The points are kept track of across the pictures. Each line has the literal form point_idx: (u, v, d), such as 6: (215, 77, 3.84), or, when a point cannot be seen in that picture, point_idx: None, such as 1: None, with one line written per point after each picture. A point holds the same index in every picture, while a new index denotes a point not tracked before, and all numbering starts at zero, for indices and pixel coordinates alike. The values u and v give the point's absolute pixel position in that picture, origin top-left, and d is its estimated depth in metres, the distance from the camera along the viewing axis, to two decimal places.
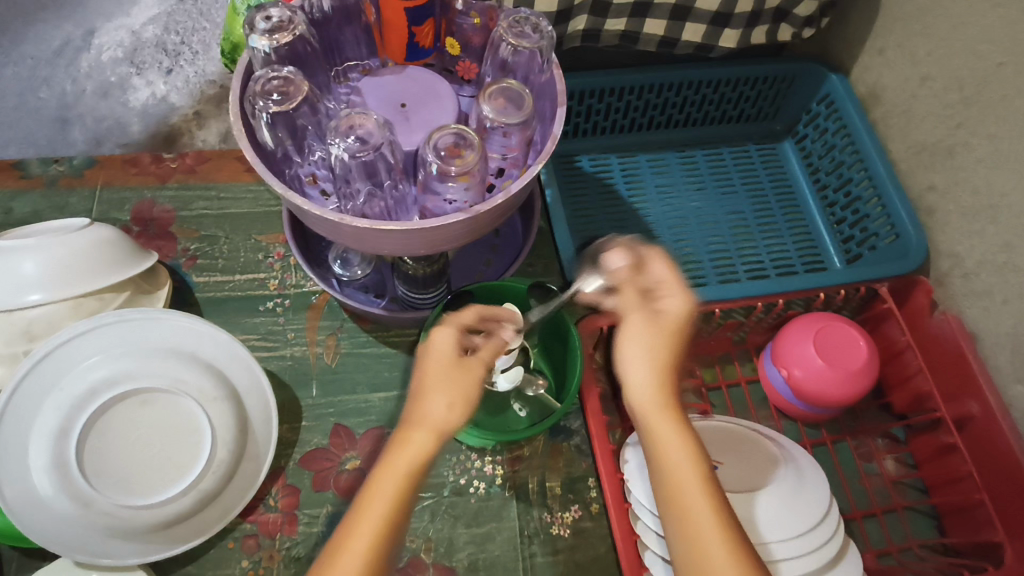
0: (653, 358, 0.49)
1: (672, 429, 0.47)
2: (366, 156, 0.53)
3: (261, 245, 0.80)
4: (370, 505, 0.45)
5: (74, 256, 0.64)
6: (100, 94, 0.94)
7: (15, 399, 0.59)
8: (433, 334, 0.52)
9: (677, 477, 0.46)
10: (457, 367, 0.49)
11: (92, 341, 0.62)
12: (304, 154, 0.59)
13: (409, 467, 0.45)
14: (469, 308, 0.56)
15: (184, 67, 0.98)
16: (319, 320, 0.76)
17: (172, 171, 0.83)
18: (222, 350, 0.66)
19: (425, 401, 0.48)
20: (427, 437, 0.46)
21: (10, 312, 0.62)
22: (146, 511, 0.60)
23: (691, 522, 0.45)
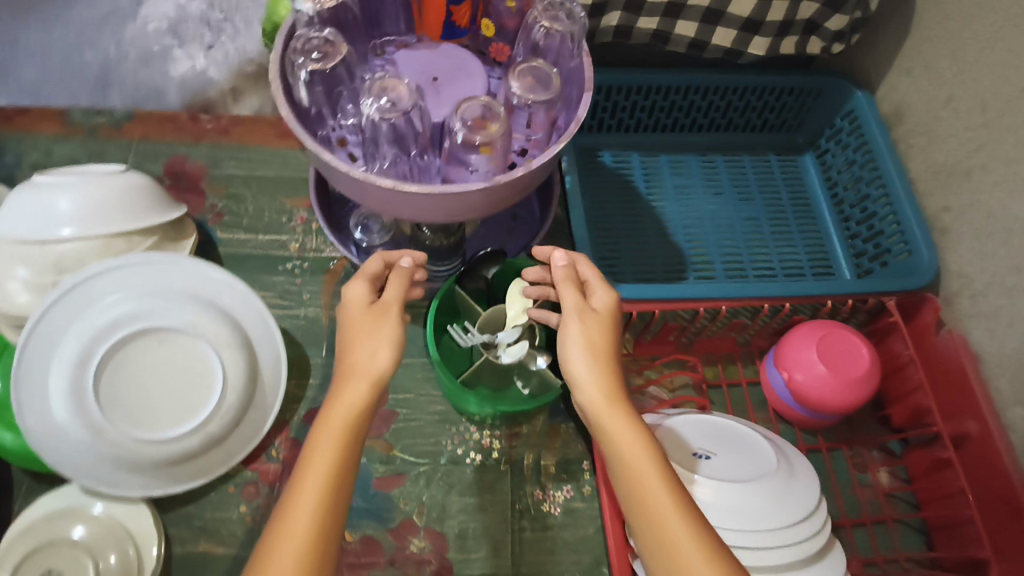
0: (594, 347, 0.51)
1: (619, 412, 0.48)
2: (395, 119, 0.55)
3: (286, 208, 0.83)
4: (310, 470, 0.44)
5: (106, 197, 0.67)
6: (141, 62, 0.97)
7: (41, 326, 0.61)
8: (346, 290, 0.53)
9: (628, 456, 0.47)
10: (371, 316, 0.51)
11: (120, 278, 0.64)
12: (335, 116, 0.61)
13: (345, 422, 0.46)
14: (373, 254, 0.57)
15: (225, 43, 1.00)
16: (335, 285, 0.79)
17: (207, 131, 0.87)
18: (239, 301, 0.68)
19: (351, 355, 0.49)
20: (358, 389, 0.47)
21: (43, 245, 0.65)
22: (153, 447, 0.62)
23: (645, 496, 0.45)
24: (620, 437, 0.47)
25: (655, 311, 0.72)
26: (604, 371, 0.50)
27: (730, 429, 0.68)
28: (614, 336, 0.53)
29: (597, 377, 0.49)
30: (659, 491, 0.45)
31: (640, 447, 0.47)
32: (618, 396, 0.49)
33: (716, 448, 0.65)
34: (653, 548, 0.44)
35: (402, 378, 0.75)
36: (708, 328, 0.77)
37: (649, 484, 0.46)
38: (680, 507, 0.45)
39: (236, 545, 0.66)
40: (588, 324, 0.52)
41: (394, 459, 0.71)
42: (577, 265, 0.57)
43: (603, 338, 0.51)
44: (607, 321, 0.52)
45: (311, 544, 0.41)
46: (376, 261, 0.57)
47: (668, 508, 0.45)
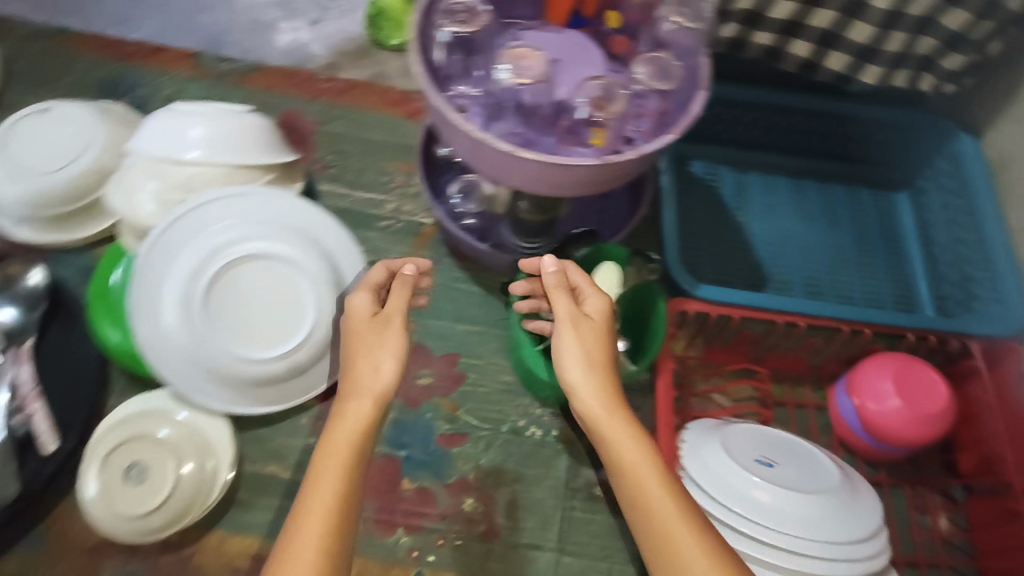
0: (594, 361, 0.53)
1: (617, 425, 0.51)
2: (523, 86, 0.60)
3: (387, 170, 0.88)
4: (318, 483, 0.48)
5: (236, 130, 0.73)
6: (251, 30, 0.98)
7: (164, 239, 0.66)
8: (348, 301, 0.57)
9: (629, 472, 0.49)
10: (372, 327, 0.55)
11: (238, 206, 0.69)
12: (464, 83, 0.64)
13: (350, 435, 0.50)
14: (376, 263, 0.60)
15: (330, 20, 1.00)
16: (424, 248, 0.83)
17: (323, 91, 0.92)
18: (339, 245, 0.72)
19: (357, 371, 0.53)
20: (363, 405, 0.51)
21: (173, 166, 0.71)
22: (243, 366, 0.66)
23: (652, 512, 0.48)
24: (621, 448, 0.50)
25: (733, 316, 0.72)
26: (603, 389, 0.52)
27: (790, 441, 0.67)
28: (608, 343, 0.55)
29: (597, 386, 0.52)
30: (664, 506, 0.48)
31: (642, 461, 0.49)
32: (618, 408, 0.52)
33: (780, 458, 0.65)
34: (654, 551, 0.47)
35: (475, 344, 0.78)
36: (780, 344, 0.76)
37: (652, 490, 0.49)
38: (681, 509, 0.48)
39: (300, 471, 0.69)
40: (586, 340, 0.53)
41: (456, 419, 0.73)
42: (568, 270, 0.58)
43: (596, 345, 0.53)
44: (601, 327, 0.55)
45: (325, 554, 0.45)
46: (380, 271, 0.60)
47: (673, 520, 0.47)
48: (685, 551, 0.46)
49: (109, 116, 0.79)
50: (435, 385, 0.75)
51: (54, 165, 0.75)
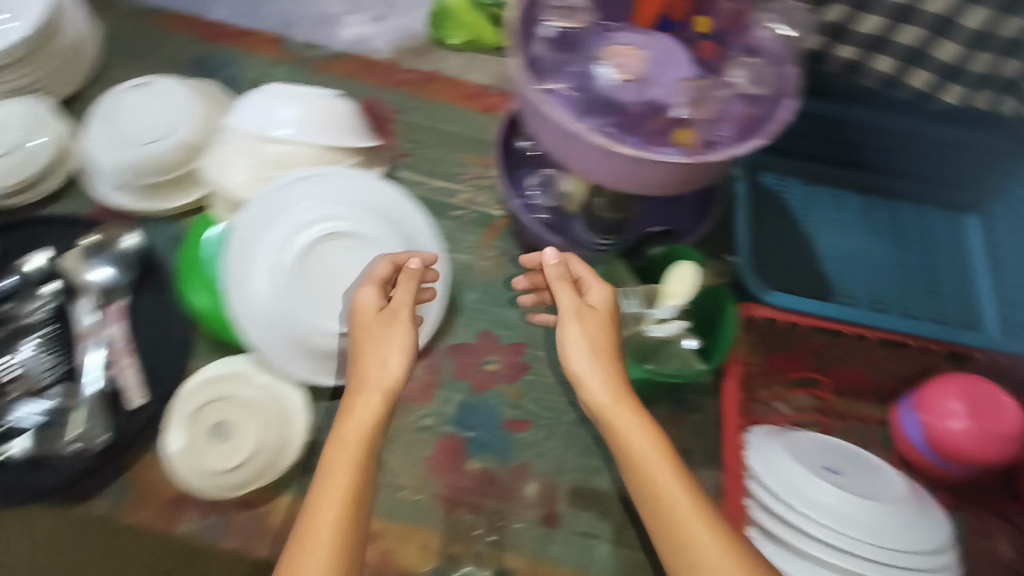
0: (601, 355, 0.55)
1: (625, 418, 0.52)
2: (616, 82, 0.63)
3: (463, 162, 0.91)
4: (329, 476, 0.49)
5: (328, 113, 0.76)
6: (315, 22, 0.98)
7: (259, 211, 0.68)
8: (356, 296, 0.59)
9: (639, 464, 0.50)
10: (379, 321, 0.57)
11: (327, 184, 0.71)
12: (554, 71, 0.64)
13: (359, 428, 0.51)
14: (381, 258, 0.62)
15: (394, 17, 0.99)
16: (495, 239, 0.86)
17: (404, 82, 0.95)
18: (418, 229, 0.74)
19: (364, 363, 0.54)
20: (373, 399, 0.52)
21: (266, 143, 0.74)
22: (326, 338, 0.68)
23: (663, 500, 0.49)
24: (630, 437, 0.51)
25: (802, 326, 0.72)
26: (610, 385, 0.53)
27: (854, 452, 0.68)
28: (610, 332, 0.57)
29: (602, 376, 0.54)
30: (675, 492, 0.49)
31: (652, 450, 0.50)
32: (624, 398, 0.53)
33: (845, 467, 0.66)
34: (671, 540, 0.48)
35: (541, 335, 0.80)
36: (846, 358, 0.76)
37: (665, 479, 0.50)
38: (691, 500, 0.48)
39: None
40: (587, 338, 0.55)
41: (521, 407, 0.75)
42: (570, 264, 0.62)
43: (599, 334, 0.56)
44: (604, 317, 0.58)
45: (337, 539, 0.46)
46: (387, 266, 0.62)
47: (683, 503, 0.48)
48: (700, 540, 0.47)
49: (206, 93, 0.82)
50: (502, 372, 0.77)
51: (153, 136, 0.78)
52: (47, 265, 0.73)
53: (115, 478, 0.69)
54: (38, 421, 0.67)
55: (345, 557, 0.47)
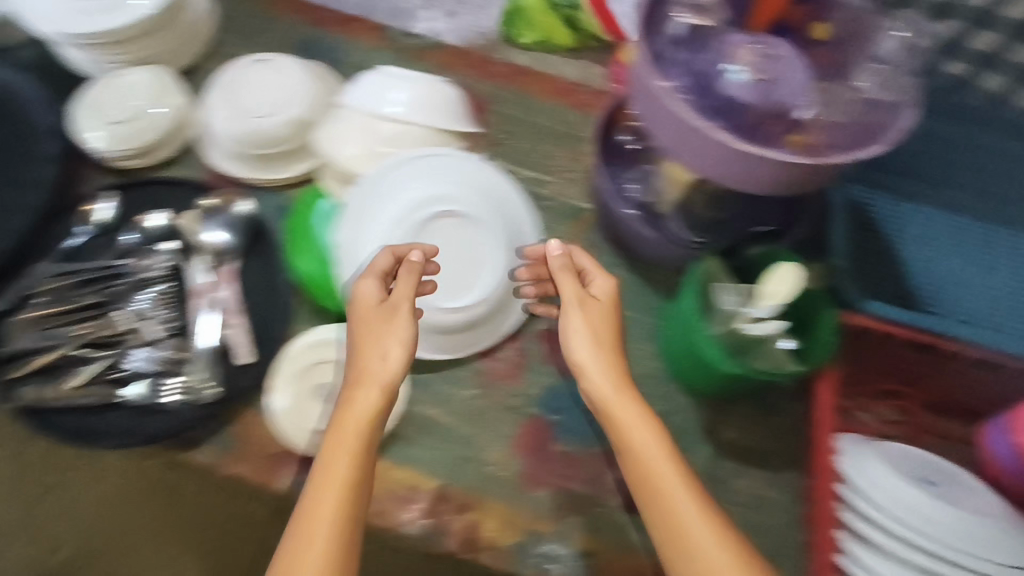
0: (602, 352, 0.63)
1: (623, 409, 0.61)
2: (735, 78, 0.64)
3: (553, 154, 0.92)
4: (337, 452, 0.57)
5: (435, 98, 0.79)
6: (388, 15, 0.99)
7: (376, 187, 0.72)
8: (358, 288, 0.63)
9: (637, 451, 0.59)
10: (380, 314, 0.62)
11: (438, 165, 0.73)
12: (676, 59, 0.65)
13: (363, 412, 0.58)
14: (382, 249, 0.65)
15: (466, 14, 1.00)
16: (583, 232, 0.87)
17: (496, 74, 0.97)
18: (519, 215, 0.76)
19: (366, 357, 0.60)
20: (373, 391, 0.59)
21: (378, 122, 0.78)
22: (430, 312, 0.71)
23: (653, 480, 0.58)
24: (627, 426, 0.60)
25: (896, 335, 0.71)
26: (607, 380, 0.62)
27: (943, 467, 0.69)
28: (611, 320, 0.65)
29: (601, 366, 0.62)
30: (665, 472, 0.58)
31: (649, 440, 0.59)
32: (625, 390, 0.62)
33: (937, 480, 0.67)
34: (658, 513, 0.58)
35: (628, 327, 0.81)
36: (939, 374, 0.74)
37: (653, 462, 0.59)
38: (680, 480, 0.58)
39: (459, 419, 0.74)
40: (583, 337, 0.63)
41: None
42: (575, 256, 0.69)
43: (600, 323, 0.64)
44: (606, 308, 0.65)
45: (345, 501, 0.56)
46: (387, 257, 0.65)
47: (673, 483, 0.58)
48: (687, 525, 0.56)
49: (317, 73, 0.86)
50: None
51: (266, 110, 0.81)
52: (167, 226, 0.78)
53: (217, 432, 0.72)
54: (153, 370, 0.72)
55: (359, 511, 0.56)
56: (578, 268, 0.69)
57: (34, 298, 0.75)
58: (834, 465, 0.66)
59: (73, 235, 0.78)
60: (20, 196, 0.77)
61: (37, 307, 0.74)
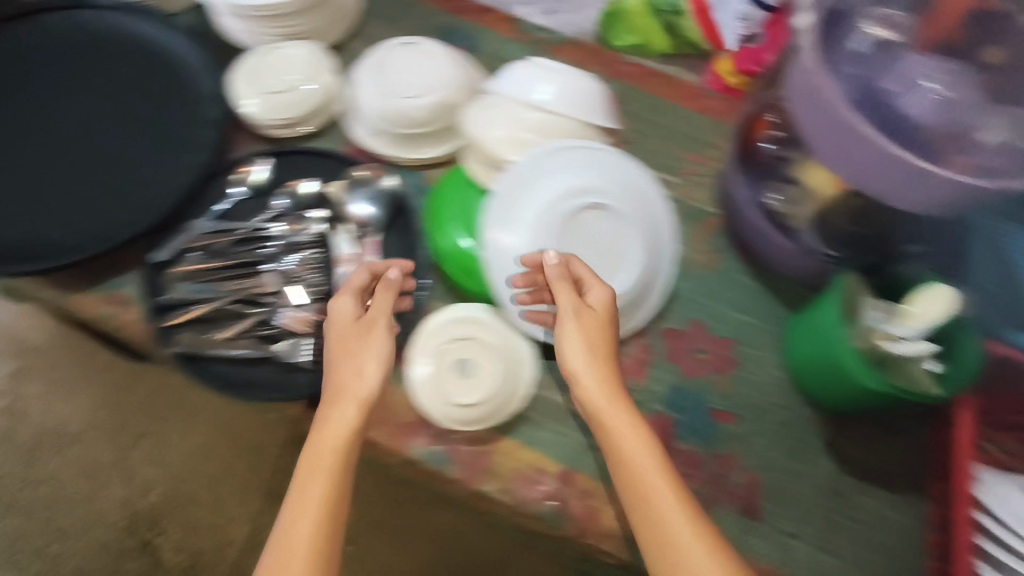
0: (593, 364, 0.64)
1: (614, 419, 0.61)
2: (908, 91, 0.64)
3: (681, 158, 0.93)
4: (318, 459, 0.61)
5: (581, 91, 0.80)
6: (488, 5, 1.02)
7: (531, 171, 0.73)
8: (335, 306, 0.70)
9: (627, 458, 0.59)
10: (356, 330, 0.68)
11: (592, 159, 0.74)
12: (848, 64, 0.66)
13: (345, 423, 0.63)
14: (360, 267, 0.73)
15: (564, 10, 1.01)
16: (708, 236, 0.88)
17: (626, 73, 0.98)
18: (659, 216, 0.76)
19: (345, 373, 0.66)
20: (353, 405, 0.64)
21: (523, 108, 0.80)
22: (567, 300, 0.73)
23: (642, 489, 0.58)
24: (618, 430, 0.61)
25: None
26: (600, 388, 0.63)
27: None
28: (605, 330, 0.66)
29: (595, 372, 0.63)
30: (654, 479, 0.58)
31: (639, 446, 0.60)
32: (616, 399, 0.62)
33: None
34: (650, 529, 0.57)
35: (751, 335, 0.82)
36: None
37: (642, 469, 0.59)
38: (670, 488, 0.58)
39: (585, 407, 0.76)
40: (574, 348, 0.64)
41: (729, 400, 0.79)
42: (572, 263, 0.69)
43: (595, 332, 0.65)
44: (602, 317, 0.66)
45: (328, 501, 0.59)
46: (364, 275, 0.73)
47: (662, 492, 0.58)
48: (674, 532, 0.56)
49: (460, 56, 0.87)
50: (711, 364, 0.80)
51: (416, 91, 0.83)
52: (316, 195, 0.82)
53: None
54: (297, 330, 0.76)
55: (338, 509, 0.59)
56: (575, 276, 0.69)
57: (189, 252, 0.78)
58: (972, 492, 0.66)
59: (227, 195, 0.82)
60: (183, 155, 0.81)
61: (193, 261, 0.78)
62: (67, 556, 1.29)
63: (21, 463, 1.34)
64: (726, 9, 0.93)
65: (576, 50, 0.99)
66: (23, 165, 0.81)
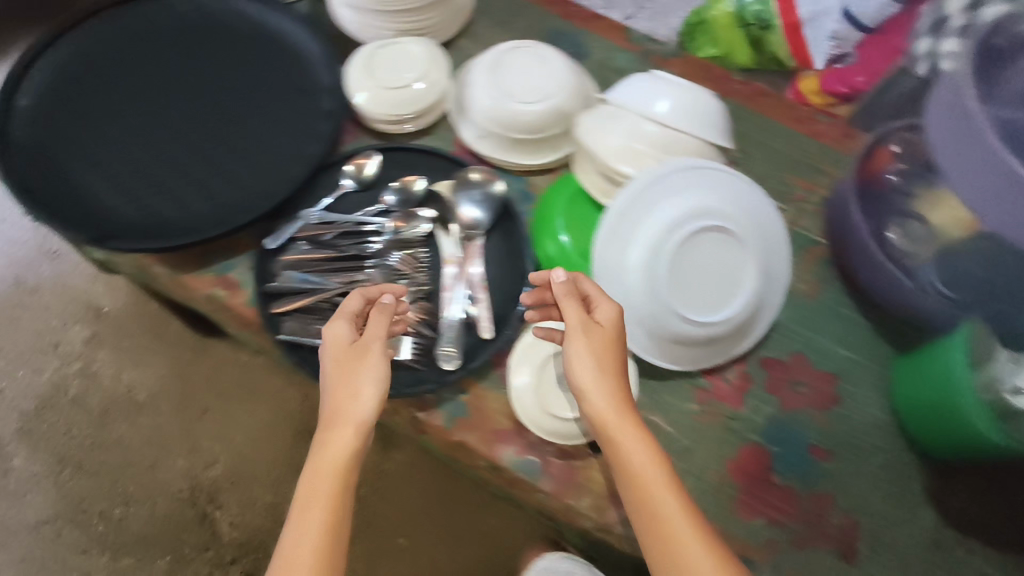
0: (600, 383, 0.63)
1: (621, 438, 0.61)
2: None
3: (788, 182, 0.91)
4: (317, 486, 0.60)
5: (703, 107, 0.79)
6: None
7: (653, 186, 0.72)
8: (331, 331, 0.68)
9: (636, 474, 0.59)
10: (352, 356, 0.67)
11: (714, 180, 0.73)
12: (1001, 105, 0.65)
13: (341, 452, 0.62)
14: (354, 293, 0.71)
15: None
16: (813, 265, 0.85)
17: (735, 91, 0.97)
18: (774, 243, 0.75)
19: (341, 399, 0.64)
20: (349, 431, 0.63)
21: (643, 120, 0.79)
22: (677, 321, 0.72)
23: (651, 505, 0.58)
24: (628, 444, 0.60)
25: None
26: (608, 406, 0.62)
27: None
28: (613, 347, 0.65)
29: (603, 389, 0.62)
30: (664, 495, 0.58)
31: (648, 460, 0.60)
32: (626, 415, 0.62)
33: None
34: (654, 542, 0.57)
35: (854, 372, 0.80)
36: None
37: (651, 484, 0.59)
38: (679, 503, 0.58)
39: (680, 430, 0.75)
40: (583, 363, 0.63)
41: (830, 436, 0.76)
42: (578, 281, 0.68)
43: (604, 350, 0.64)
44: (609, 335, 0.65)
45: (329, 526, 0.59)
46: (358, 301, 0.71)
47: (672, 507, 0.58)
48: (685, 545, 0.56)
49: (573, 65, 0.87)
50: (810, 398, 0.78)
51: (534, 97, 0.83)
52: (424, 193, 0.82)
53: (452, 397, 0.75)
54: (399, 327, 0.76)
55: (339, 534, 0.59)
56: (582, 293, 0.68)
57: (301, 241, 0.80)
58: None
59: (339, 185, 0.83)
60: (299, 143, 0.84)
61: (304, 249, 0.79)
62: (130, 521, 1.31)
63: (88, 425, 1.36)
64: (818, 28, 1.08)
65: (687, 65, 0.99)
66: (143, 140, 0.83)
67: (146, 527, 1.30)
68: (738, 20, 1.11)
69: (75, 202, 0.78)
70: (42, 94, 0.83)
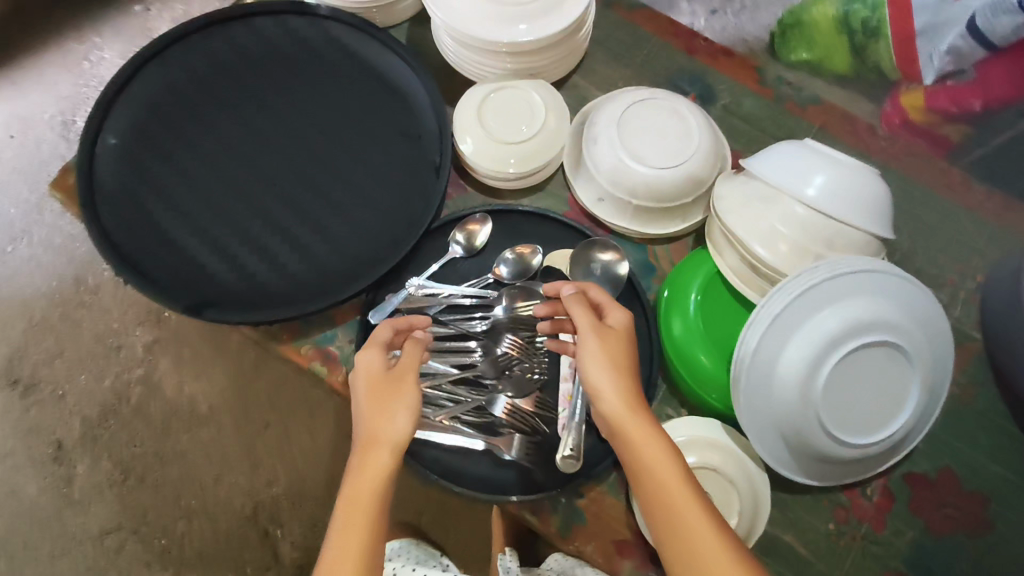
0: (613, 380, 0.56)
1: (633, 435, 0.53)
2: None
3: (940, 265, 0.81)
4: (351, 521, 0.50)
5: (862, 188, 0.67)
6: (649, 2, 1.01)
7: (820, 288, 0.63)
8: (358, 358, 0.59)
9: (655, 477, 0.51)
10: (385, 385, 0.56)
11: (887, 284, 0.65)
12: None
13: (376, 482, 0.52)
14: (384, 323, 0.62)
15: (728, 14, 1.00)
16: (965, 366, 0.77)
17: (880, 149, 0.87)
18: (936, 353, 0.67)
19: (375, 422, 0.54)
20: (384, 454, 0.53)
21: (785, 198, 0.69)
22: (828, 440, 0.65)
23: (676, 516, 0.50)
24: (640, 441, 0.53)
25: None
26: (621, 403, 0.55)
27: None
28: (628, 347, 0.59)
29: (614, 385, 0.56)
30: (689, 500, 0.50)
31: (668, 459, 0.52)
32: (644, 414, 0.54)
33: None
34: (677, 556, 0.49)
35: (1012, 494, 0.72)
36: None
37: (670, 490, 0.51)
38: (705, 511, 0.50)
39: (813, 551, 0.70)
40: (591, 359, 0.57)
41: (982, 568, 0.69)
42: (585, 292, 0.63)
43: (621, 354, 0.58)
44: (623, 335, 0.59)
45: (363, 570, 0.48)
46: (388, 329, 0.62)
47: (696, 516, 0.49)
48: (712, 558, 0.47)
49: (707, 120, 0.78)
50: (958, 521, 0.71)
51: (660, 160, 0.74)
52: (540, 267, 0.75)
53: (570, 502, 0.70)
54: (514, 423, 0.69)
55: None
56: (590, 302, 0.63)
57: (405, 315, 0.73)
58: None
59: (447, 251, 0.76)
60: (404, 201, 0.76)
61: None
62: (191, 536, 1.29)
63: (150, 433, 1.34)
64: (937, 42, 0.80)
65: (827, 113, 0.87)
66: (236, 189, 0.76)
67: (209, 540, 1.29)
68: (843, 25, 0.86)
69: (166, 259, 0.72)
70: (129, 133, 0.77)
